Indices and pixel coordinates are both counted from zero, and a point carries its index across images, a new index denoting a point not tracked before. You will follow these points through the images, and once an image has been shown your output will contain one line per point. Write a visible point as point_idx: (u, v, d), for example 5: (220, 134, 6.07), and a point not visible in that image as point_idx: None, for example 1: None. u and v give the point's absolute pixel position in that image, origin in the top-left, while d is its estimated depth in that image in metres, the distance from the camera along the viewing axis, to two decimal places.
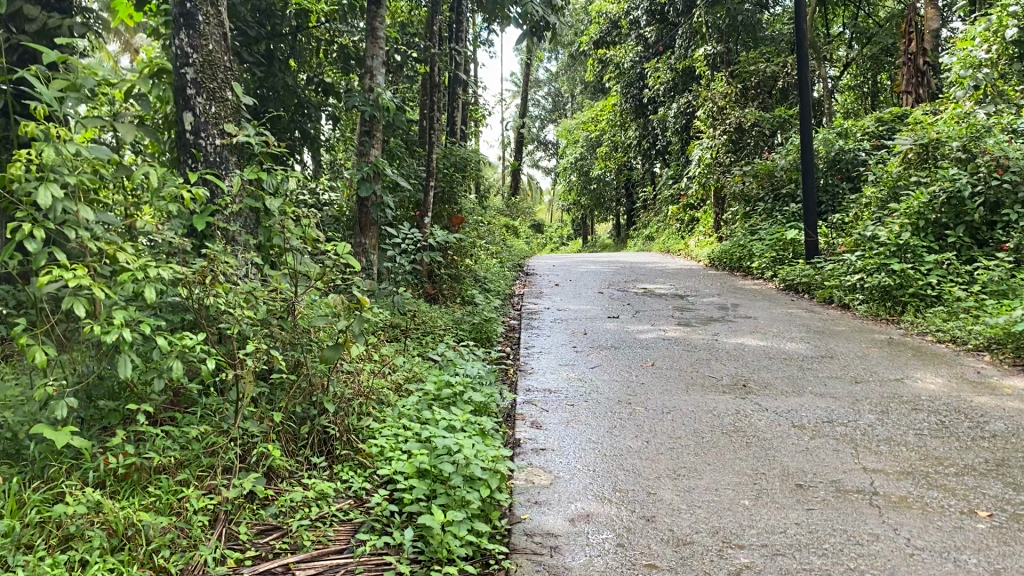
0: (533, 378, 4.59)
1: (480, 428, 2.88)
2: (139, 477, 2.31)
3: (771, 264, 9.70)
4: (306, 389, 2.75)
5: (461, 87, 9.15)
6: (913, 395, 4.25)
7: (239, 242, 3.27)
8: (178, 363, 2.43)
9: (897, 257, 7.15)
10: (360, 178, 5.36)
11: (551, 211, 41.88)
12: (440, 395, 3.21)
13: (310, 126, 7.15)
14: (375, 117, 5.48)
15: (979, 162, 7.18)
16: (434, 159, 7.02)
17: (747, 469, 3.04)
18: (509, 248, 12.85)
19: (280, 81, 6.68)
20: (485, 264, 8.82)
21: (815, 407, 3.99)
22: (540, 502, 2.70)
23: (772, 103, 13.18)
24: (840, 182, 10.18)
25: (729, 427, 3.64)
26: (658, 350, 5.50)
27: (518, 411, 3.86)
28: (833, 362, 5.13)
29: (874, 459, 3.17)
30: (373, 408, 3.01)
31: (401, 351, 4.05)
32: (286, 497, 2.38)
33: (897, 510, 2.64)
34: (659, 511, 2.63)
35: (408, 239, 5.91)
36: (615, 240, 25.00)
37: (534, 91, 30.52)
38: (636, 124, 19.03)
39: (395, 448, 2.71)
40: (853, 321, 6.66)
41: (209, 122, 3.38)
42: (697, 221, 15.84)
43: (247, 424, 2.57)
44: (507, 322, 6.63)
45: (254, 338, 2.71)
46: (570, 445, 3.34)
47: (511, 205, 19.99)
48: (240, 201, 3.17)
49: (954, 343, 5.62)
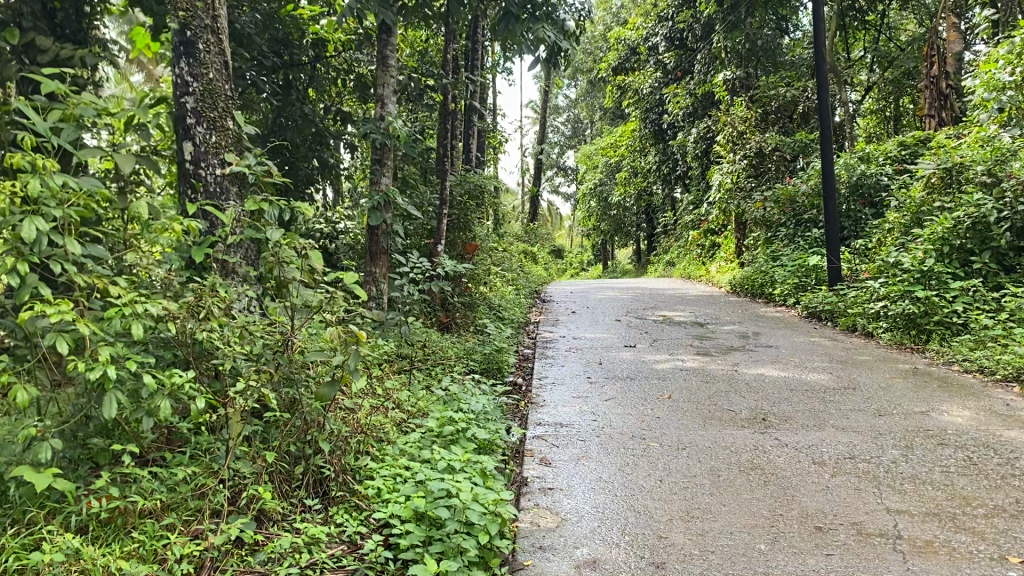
0: (544, 411, 4.47)
1: (482, 468, 2.77)
2: (123, 521, 2.21)
3: (793, 291, 9.54)
4: (298, 430, 2.65)
5: (477, 115, 9.10)
6: (939, 429, 4.09)
7: (238, 274, 3.20)
8: (166, 402, 2.34)
9: (922, 284, 6.99)
10: (371, 208, 5.28)
11: (571, 238, 41.86)
12: (443, 433, 3.11)
13: (327, 155, 7.10)
14: (387, 145, 5.41)
15: (1004, 187, 6.96)
16: (447, 187, 6.94)
17: (764, 511, 2.90)
18: (527, 275, 12.77)
19: (297, 111, 6.67)
20: (501, 292, 8.74)
21: (837, 443, 3.84)
22: (545, 548, 2.58)
23: (792, 128, 13.05)
24: (862, 207, 10.03)
25: (746, 464, 3.50)
26: (675, 381, 5.37)
27: (527, 447, 3.74)
28: (855, 394, 4.97)
29: (899, 499, 3.02)
30: (372, 445, 2.91)
31: (406, 385, 3.95)
32: (276, 542, 2.27)
33: (923, 556, 2.49)
34: (669, 558, 2.50)
35: (417, 268, 5.82)
36: (635, 265, 24.88)
37: (553, 117, 30.53)
38: (655, 150, 18.94)
39: (392, 490, 2.60)
40: (876, 351, 6.49)
41: (209, 152, 3.33)
42: (717, 247, 15.70)
43: (239, 464, 2.47)
44: (521, 352, 6.51)
45: (247, 375, 2.62)
46: (579, 484, 3.22)
47: (530, 232, 19.93)
48: (239, 233, 3.11)
49: (981, 374, 5.45)
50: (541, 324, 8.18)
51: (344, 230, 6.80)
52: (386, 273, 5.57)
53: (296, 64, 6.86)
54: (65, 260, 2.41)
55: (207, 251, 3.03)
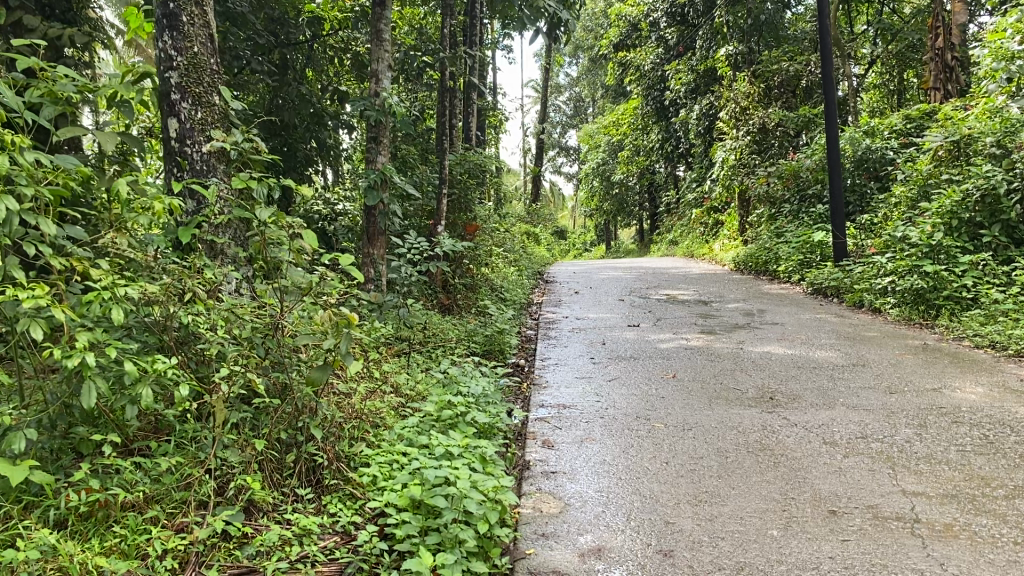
0: (547, 393, 4.36)
1: (482, 453, 2.66)
2: (105, 515, 2.11)
3: (797, 268, 9.42)
4: (290, 415, 2.53)
5: (476, 92, 8.93)
6: (953, 406, 3.98)
7: (228, 256, 3.08)
8: (148, 390, 2.24)
9: (930, 259, 6.86)
10: (367, 187, 5.12)
11: (574, 219, 41.71)
12: (441, 417, 2.99)
13: (324, 135, 6.93)
14: (382, 122, 5.27)
15: (1015, 158, 6.81)
16: (446, 166, 6.80)
17: (775, 494, 2.79)
18: (530, 255, 12.65)
19: (294, 90, 6.44)
20: (503, 272, 8.63)
21: (848, 422, 3.73)
22: (548, 535, 2.47)
23: (796, 103, 12.89)
24: (868, 181, 9.88)
25: (754, 445, 3.39)
26: (680, 360, 5.26)
27: (529, 429, 3.63)
28: (864, 371, 4.86)
29: (915, 481, 2.90)
30: (368, 432, 2.80)
31: (403, 369, 3.83)
32: (266, 535, 2.16)
33: (942, 541, 2.38)
34: (677, 545, 2.39)
35: (415, 249, 5.69)
36: (639, 245, 24.74)
37: (554, 97, 30.28)
38: (658, 127, 18.73)
39: (388, 477, 2.49)
40: (885, 326, 6.37)
41: (195, 128, 3.19)
42: (721, 224, 15.56)
43: (226, 453, 2.35)
44: (523, 333, 6.41)
45: (234, 361, 2.50)
46: (582, 467, 3.11)
47: (533, 212, 19.79)
48: (228, 213, 3.00)
49: (993, 349, 5.33)
50: (543, 305, 8.06)
51: (342, 211, 6.73)
52: (384, 253, 5.45)
53: (292, 43, 6.66)
54: (40, 242, 2.28)
55: (193, 232, 2.91)
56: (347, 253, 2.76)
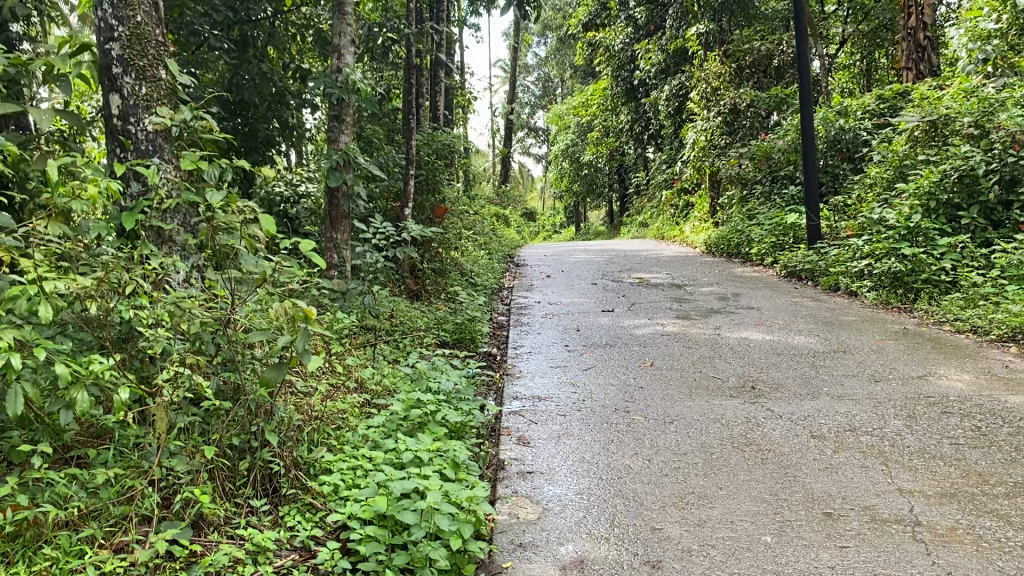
0: (520, 383, 4.17)
1: (453, 457, 2.46)
2: (34, 534, 1.88)
3: (770, 250, 9.30)
4: (243, 419, 2.32)
5: (444, 70, 8.67)
6: (941, 396, 3.85)
7: (177, 243, 2.85)
8: (84, 393, 2.01)
9: (908, 241, 6.75)
10: (329, 168, 4.83)
11: (543, 200, 41.56)
12: (409, 416, 2.78)
13: (287, 115, 6.66)
14: (345, 100, 5.01)
15: (993, 138, 6.71)
16: (413, 146, 6.56)
17: (765, 495, 2.62)
18: (498, 238, 12.42)
19: (255, 68, 6.17)
20: (472, 256, 8.42)
21: (835, 413, 3.58)
22: (526, 546, 2.29)
23: (768, 83, 12.79)
24: (841, 162, 9.76)
25: (740, 440, 3.22)
26: (656, 347, 5.09)
27: (504, 425, 3.44)
28: (846, 358, 4.72)
29: (911, 478, 2.75)
30: (329, 435, 2.60)
31: (368, 363, 3.61)
32: (216, 553, 1.95)
33: (947, 547, 2.23)
34: (665, 555, 2.22)
35: (381, 233, 5.47)
36: (608, 227, 24.60)
37: (523, 78, 30.00)
38: (627, 108, 18.52)
39: (351, 486, 2.29)
40: (863, 310, 6.25)
41: (140, 105, 2.94)
42: (691, 206, 15.44)
43: (173, 462, 2.13)
44: (495, 320, 6.20)
45: (180, 362, 2.27)
46: (560, 467, 2.93)
47: (503, 193, 19.53)
48: (175, 197, 2.76)
49: (975, 334, 5.22)
50: (515, 290, 7.86)
51: (306, 192, 6.47)
52: (348, 238, 5.19)
53: (252, 20, 6.34)
54: None
55: (137, 218, 2.68)
56: (308, 238, 2.55)
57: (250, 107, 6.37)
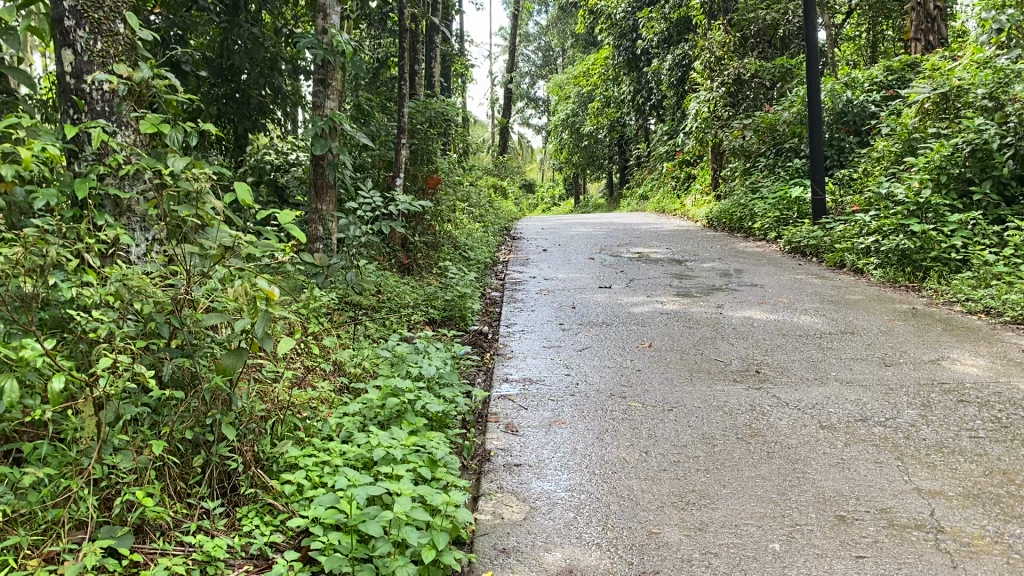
0: (511, 365, 3.95)
1: (431, 453, 2.24)
2: None
3: (773, 225, 9.06)
4: (198, 410, 2.10)
5: (439, 34, 8.37)
6: (956, 382, 3.63)
7: (137, 215, 2.61)
8: (14, 382, 1.77)
9: (917, 217, 6.51)
10: (314, 135, 4.56)
11: (542, 171, 41.19)
12: (386, 405, 2.57)
13: (280, 81, 6.25)
14: (330, 63, 4.74)
15: (1008, 111, 6.45)
16: (406, 114, 6.29)
17: (772, 495, 2.41)
18: (496, 210, 12.15)
19: (246, 33, 5.71)
20: (467, 227, 8.18)
21: (845, 401, 3.37)
22: (509, 552, 2.08)
23: (773, 53, 12.46)
24: (847, 135, 9.47)
25: (744, 431, 3.01)
26: (655, 326, 4.86)
27: (492, 411, 3.23)
28: (854, 340, 4.49)
29: (929, 476, 2.54)
30: (295, 427, 2.38)
31: (348, 344, 3.40)
32: (156, 565, 1.74)
33: (974, 559, 2.01)
34: (663, 565, 2.00)
35: (367, 205, 5.22)
36: (608, 199, 24.33)
37: (524, 46, 29.59)
38: (629, 78, 18.16)
39: (316, 485, 2.08)
40: (869, 289, 6.03)
41: (94, 62, 2.70)
42: (693, 178, 15.16)
43: (116, 459, 1.91)
44: (488, 296, 5.98)
45: (125, 345, 2.05)
46: (550, 459, 2.72)
47: (501, 164, 19.25)
48: (132, 162, 2.53)
49: (987, 315, 5.00)
50: (510, 264, 7.63)
51: (296, 161, 6.21)
52: (334, 208, 4.93)
53: None
54: None
55: (91, 187, 2.45)
56: (285, 210, 2.33)
57: (241, 73, 6.02)
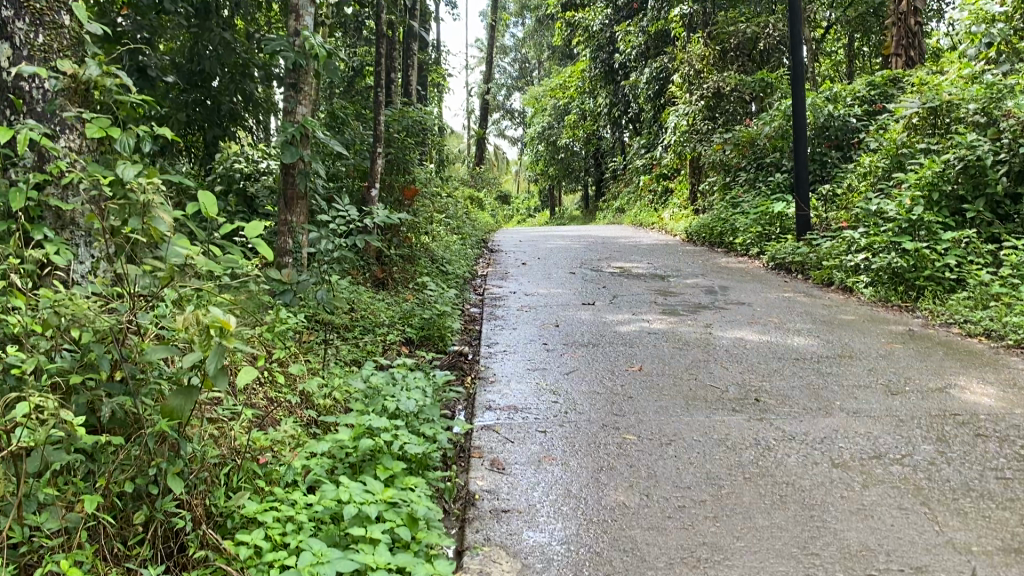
0: (493, 391, 3.68)
1: (409, 507, 1.96)
2: None
3: (756, 240, 8.86)
4: (139, 459, 1.81)
5: (416, 41, 8.09)
6: (969, 413, 3.40)
7: (81, 227, 2.35)
8: None
9: (909, 235, 6.32)
10: (284, 142, 4.26)
11: (518, 183, 40.94)
12: (358, 447, 2.30)
13: (251, 87, 5.94)
14: (303, 66, 4.42)
15: (1001, 127, 6.28)
16: (381, 121, 6.01)
17: (792, 550, 2.15)
18: (473, 222, 11.89)
19: (218, 38, 5.41)
20: (444, 240, 7.91)
21: (855, 435, 3.12)
22: None
23: (752, 67, 12.04)
24: (829, 150, 9.31)
25: (751, 469, 2.76)
26: (644, 347, 4.61)
27: (475, 445, 2.95)
28: (854, 365, 4.26)
29: (961, 527, 2.30)
30: (254, 473, 2.09)
31: (318, 371, 3.11)
32: None
33: None
34: None
35: (340, 218, 4.93)
36: (583, 213, 24.10)
37: (500, 58, 29.39)
38: (605, 91, 17.95)
39: (278, 546, 1.80)
40: (861, 308, 5.82)
41: (36, 56, 2.43)
42: (670, 192, 14.98)
43: (37, 519, 1.63)
44: (466, 313, 5.71)
45: (53, 383, 1.77)
46: (541, 503, 2.45)
47: (476, 176, 18.99)
48: (76, 169, 2.26)
49: (988, 339, 4.79)
50: (488, 279, 7.36)
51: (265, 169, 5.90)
52: (304, 220, 4.62)
53: None
54: None
55: (27, 198, 2.17)
56: (250, 224, 2.05)
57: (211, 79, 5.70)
